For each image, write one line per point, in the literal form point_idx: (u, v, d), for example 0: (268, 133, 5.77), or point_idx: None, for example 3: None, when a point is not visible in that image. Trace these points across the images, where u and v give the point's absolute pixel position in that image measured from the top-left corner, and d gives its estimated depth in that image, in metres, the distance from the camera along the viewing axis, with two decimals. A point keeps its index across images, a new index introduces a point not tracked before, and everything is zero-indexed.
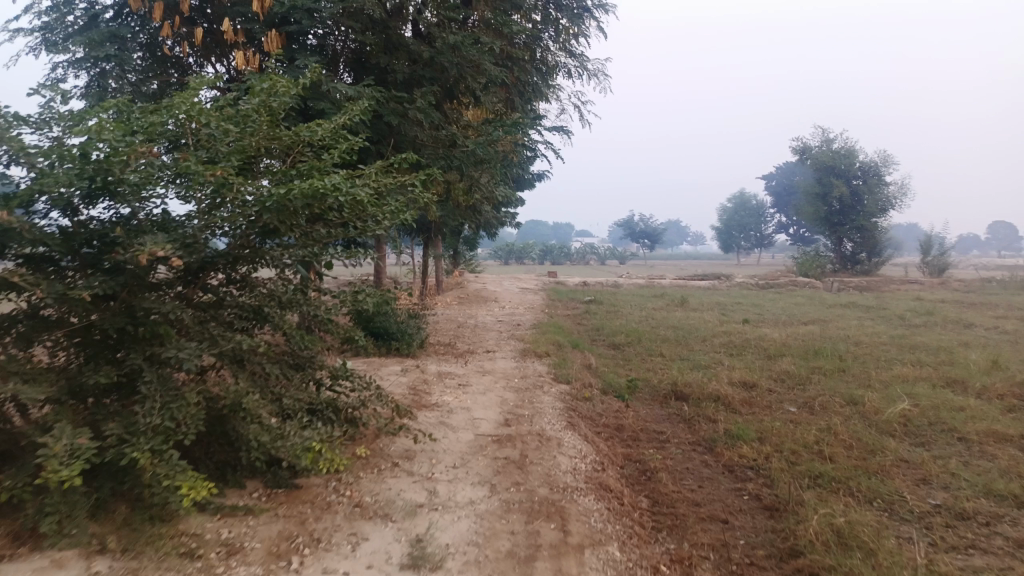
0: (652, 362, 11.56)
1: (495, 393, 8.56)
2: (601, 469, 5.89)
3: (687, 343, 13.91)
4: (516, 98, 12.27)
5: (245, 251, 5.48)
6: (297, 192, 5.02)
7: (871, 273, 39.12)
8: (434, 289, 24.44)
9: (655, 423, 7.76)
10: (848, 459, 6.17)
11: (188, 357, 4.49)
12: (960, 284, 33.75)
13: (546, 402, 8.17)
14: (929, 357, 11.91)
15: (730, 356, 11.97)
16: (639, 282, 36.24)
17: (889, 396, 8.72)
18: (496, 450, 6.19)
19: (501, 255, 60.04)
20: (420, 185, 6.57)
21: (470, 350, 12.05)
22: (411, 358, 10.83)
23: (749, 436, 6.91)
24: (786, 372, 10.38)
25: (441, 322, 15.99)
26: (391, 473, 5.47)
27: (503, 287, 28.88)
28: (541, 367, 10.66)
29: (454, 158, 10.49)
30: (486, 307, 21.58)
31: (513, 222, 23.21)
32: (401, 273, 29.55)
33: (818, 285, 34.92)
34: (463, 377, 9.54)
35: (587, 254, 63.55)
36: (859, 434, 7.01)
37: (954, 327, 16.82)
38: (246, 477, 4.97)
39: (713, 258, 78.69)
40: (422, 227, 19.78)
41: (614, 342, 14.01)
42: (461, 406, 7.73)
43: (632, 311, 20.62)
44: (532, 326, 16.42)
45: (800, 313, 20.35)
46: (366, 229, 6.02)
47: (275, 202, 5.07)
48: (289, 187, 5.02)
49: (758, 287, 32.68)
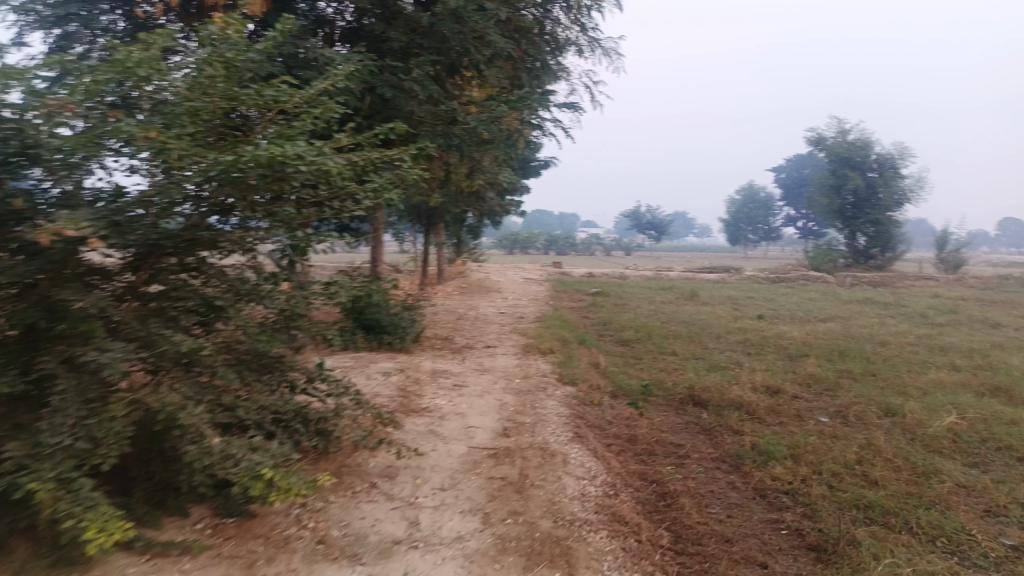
0: (666, 361, 10.71)
1: (494, 396, 7.74)
2: (613, 494, 5.07)
3: (700, 340, 13.07)
4: (523, 75, 11.39)
5: (200, 234, 4.61)
6: (249, 162, 4.16)
7: (885, 268, 38.10)
8: (435, 278, 23.64)
9: (672, 434, 6.94)
10: (898, 485, 5.33)
11: (112, 362, 3.66)
12: (976, 281, 32.73)
13: (549, 407, 7.35)
14: (964, 360, 11.02)
15: (749, 356, 11.13)
16: (647, 273, 35.39)
17: (931, 405, 7.87)
18: (492, 467, 5.38)
19: (506, 245, 59.18)
20: (407, 159, 5.71)
21: (468, 346, 11.22)
22: (404, 353, 10.02)
23: (781, 453, 6.08)
24: (812, 375, 9.54)
25: (440, 314, 15.19)
26: (367, 497, 4.67)
27: (507, 277, 28.02)
28: (545, 365, 9.82)
29: (454, 137, 9.62)
30: (488, 297, 20.78)
31: (519, 210, 22.36)
32: (402, 261, 28.75)
33: (830, 279, 33.98)
34: (460, 376, 8.72)
35: (592, 245, 62.65)
36: (906, 452, 6.16)
37: (981, 326, 15.94)
38: (191, 503, 4.18)
39: (720, 251, 77.79)
40: (422, 213, 18.91)
41: (622, 338, 13.15)
42: (455, 412, 6.91)
43: (640, 304, 19.76)
44: (537, 318, 15.60)
45: (816, 310, 19.43)
46: (342, 210, 5.22)
47: (225, 172, 4.21)
48: (241, 154, 4.16)
49: (769, 281, 31.80)
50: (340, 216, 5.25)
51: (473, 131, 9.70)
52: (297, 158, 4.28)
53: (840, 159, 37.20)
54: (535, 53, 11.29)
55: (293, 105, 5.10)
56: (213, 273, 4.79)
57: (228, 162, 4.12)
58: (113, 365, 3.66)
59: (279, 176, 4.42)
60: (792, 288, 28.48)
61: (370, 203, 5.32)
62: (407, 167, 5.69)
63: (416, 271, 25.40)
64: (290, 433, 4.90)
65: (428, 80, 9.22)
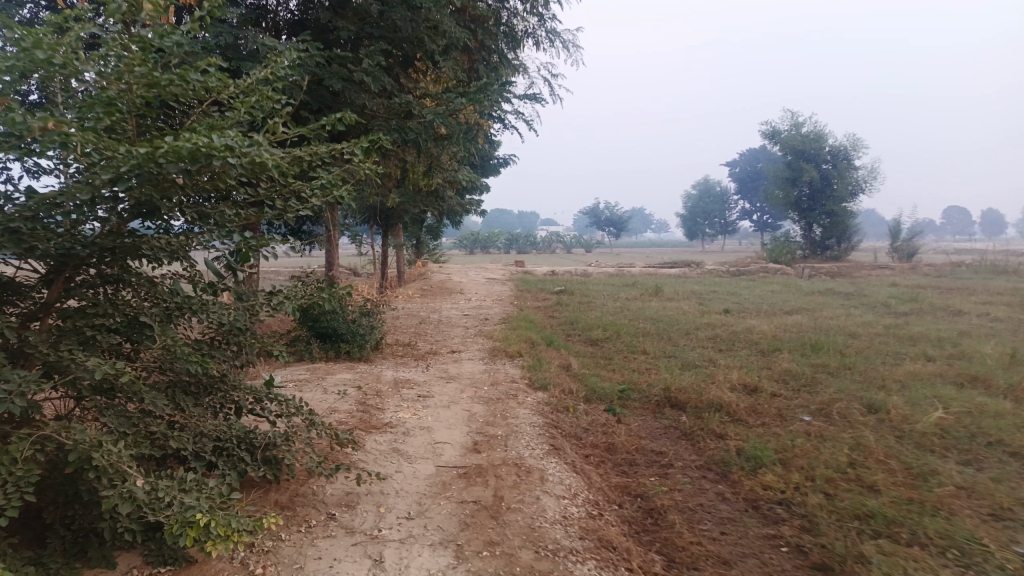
0: (637, 361, 10.35)
1: (461, 406, 7.24)
2: (597, 514, 4.64)
3: (670, 337, 12.76)
4: (481, 67, 10.88)
5: (122, 242, 4.01)
6: (169, 155, 3.57)
7: (841, 258, 38.62)
8: (395, 281, 23.01)
9: (652, 441, 6.55)
10: (896, 489, 5.02)
11: (9, 396, 3.08)
12: (931, 269, 33.30)
13: (521, 416, 6.89)
14: (936, 350, 10.90)
15: (721, 353, 10.83)
16: (610, 270, 35.28)
17: (912, 399, 7.63)
18: (463, 489, 4.91)
19: (468, 244, 58.65)
20: (359, 153, 5.18)
21: (432, 351, 10.70)
22: (364, 362, 9.46)
23: (769, 458, 5.74)
24: (788, 371, 9.26)
25: (402, 319, 14.61)
26: (324, 532, 4.17)
27: (469, 277, 27.48)
28: (514, 370, 9.36)
29: (410, 132, 9.09)
30: (451, 299, 20.23)
31: (479, 209, 21.85)
32: (361, 264, 27.99)
33: (790, 271, 34.23)
34: (424, 385, 8.21)
35: (553, 243, 62.46)
36: (896, 452, 5.88)
37: (944, 315, 15.99)
38: (119, 552, 3.61)
39: (679, 245, 78.36)
40: (380, 214, 18.29)
41: (591, 337, 12.79)
42: (420, 426, 6.41)
43: (606, 301, 19.45)
44: (501, 320, 15.14)
45: (781, 302, 19.37)
46: (286, 209, 4.70)
47: (139, 170, 3.60)
48: (158, 145, 3.56)
49: (730, 274, 31.94)
50: (283, 216, 4.73)
51: (429, 126, 9.18)
52: (225, 149, 3.69)
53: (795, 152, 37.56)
54: (493, 44, 10.80)
55: (226, 95, 4.53)
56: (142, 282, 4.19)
57: (145, 155, 3.52)
58: (10, 399, 3.08)
59: (208, 172, 3.85)
60: (754, 280, 28.59)
61: (318, 202, 4.80)
62: (359, 162, 5.16)
63: (375, 274, 24.71)
64: (234, 462, 4.34)
65: (380, 71, 8.68)
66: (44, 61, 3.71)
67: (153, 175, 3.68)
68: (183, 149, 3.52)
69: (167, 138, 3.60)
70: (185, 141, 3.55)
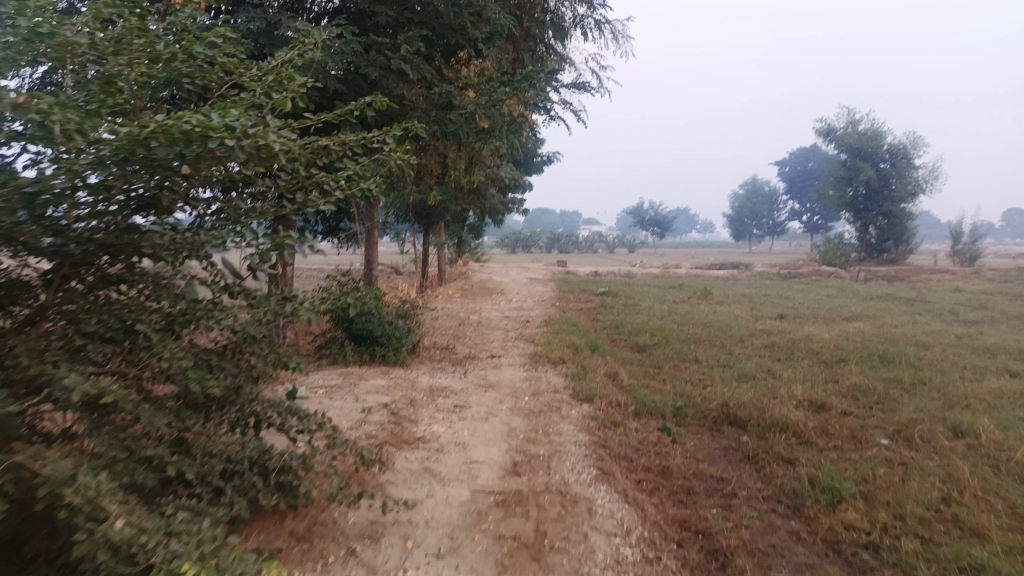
0: (689, 371, 9.67)
1: (500, 419, 6.70)
2: (654, 559, 4.06)
3: (723, 344, 12.03)
4: (527, 57, 10.31)
5: (120, 238, 3.50)
6: (158, 136, 3.08)
7: (899, 262, 36.94)
8: (436, 280, 22.64)
9: (710, 463, 5.92)
10: (1005, 535, 4.31)
11: None
12: (996, 273, 31.59)
13: (566, 432, 6.34)
14: (1019, 363, 9.97)
15: (780, 363, 10.09)
16: (655, 271, 34.41)
17: (1002, 421, 6.84)
18: (502, 520, 4.38)
19: (509, 243, 58.19)
20: (392, 142, 4.69)
21: (471, 356, 10.20)
22: (399, 366, 9.01)
23: (847, 489, 5.07)
24: (857, 385, 8.50)
25: (441, 320, 14.17)
26: (344, 572, 3.70)
27: (510, 277, 26.99)
28: (557, 379, 8.78)
29: (450, 124, 8.59)
30: (492, 299, 19.76)
31: (522, 207, 21.33)
32: (401, 262, 27.78)
33: (844, 274, 32.87)
34: (461, 394, 7.69)
35: (595, 243, 61.59)
36: (996, 487, 5.15)
37: (1019, 324, 14.88)
38: None
39: (724, 246, 76.68)
40: (421, 212, 17.89)
41: (638, 343, 12.14)
42: (456, 441, 5.90)
43: (652, 304, 18.73)
44: (544, 322, 14.58)
45: (839, 308, 18.37)
46: (307, 203, 4.24)
47: (124, 155, 3.13)
48: (146, 124, 3.06)
49: (781, 277, 30.78)
50: (305, 211, 4.23)
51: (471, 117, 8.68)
52: (226, 130, 3.16)
53: (851, 151, 36.05)
54: (539, 32, 10.23)
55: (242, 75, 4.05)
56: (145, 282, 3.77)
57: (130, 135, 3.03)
58: None
59: (210, 159, 3.32)
60: (807, 284, 27.44)
61: (343, 195, 4.34)
62: (391, 152, 4.68)
63: (415, 272, 24.38)
64: (243, 487, 3.91)
65: (420, 59, 8.21)
66: (27, 30, 3.22)
67: (145, 160, 3.20)
68: (173, 129, 3.05)
69: (157, 117, 3.12)
70: (177, 120, 3.05)
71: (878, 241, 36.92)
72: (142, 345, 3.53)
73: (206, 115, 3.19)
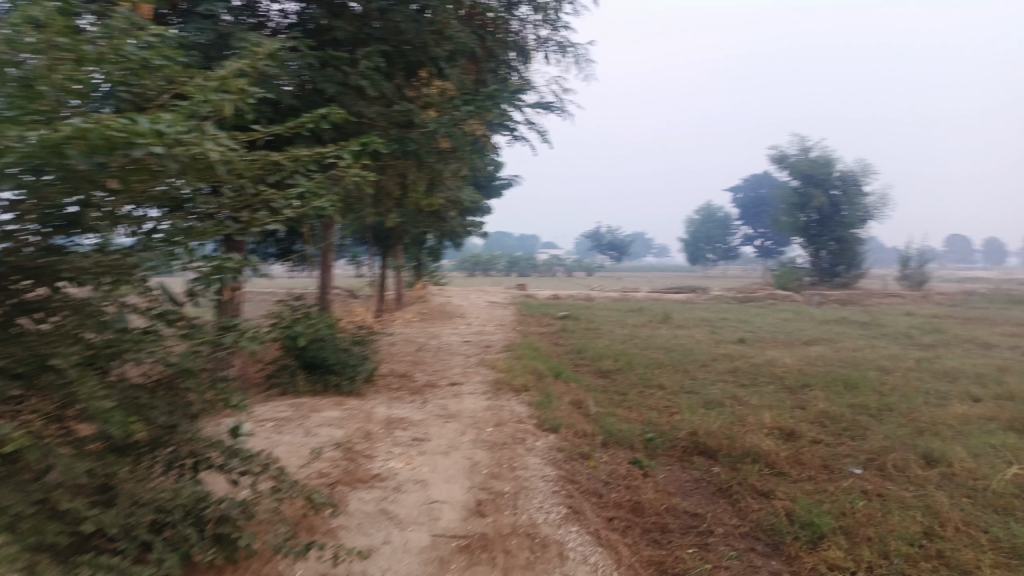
0: (656, 397, 9.46)
1: (461, 452, 6.34)
2: None
3: (686, 370, 11.86)
4: (489, 77, 10.11)
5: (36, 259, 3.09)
6: (75, 143, 2.70)
7: (850, 285, 37.76)
8: (393, 304, 22.13)
9: (682, 497, 5.67)
10: (991, 571, 4.13)
11: None
12: (943, 297, 32.42)
13: (531, 465, 6.01)
14: (979, 388, 10.00)
15: (746, 389, 9.94)
16: (614, 294, 34.47)
17: (972, 448, 6.75)
18: (464, 568, 4.04)
19: (468, 267, 57.86)
20: (347, 158, 4.38)
21: (431, 384, 9.83)
22: (354, 396, 8.57)
23: (826, 524, 4.86)
24: (824, 412, 8.37)
25: (398, 346, 13.72)
26: None
27: (469, 301, 26.61)
28: (520, 407, 8.46)
29: (410, 143, 8.29)
30: (451, 324, 19.35)
31: (481, 230, 21.05)
32: (357, 285, 27.18)
33: (798, 298, 33.35)
34: (421, 425, 7.31)
35: (554, 266, 61.62)
36: (975, 519, 4.99)
37: (973, 348, 15.10)
38: None
39: (681, 270, 77.61)
40: (378, 234, 17.48)
41: (601, 369, 11.91)
42: (415, 478, 5.52)
43: (613, 328, 18.58)
44: (505, 347, 14.25)
45: (798, 332, 18.48)
46: (253, 222, 3.90)
47: (37, 165, 2.73)
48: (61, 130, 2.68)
49: (737, 301, 31.08)
50: (250, 230, 3.88)
51: (431, 137, 8.40)
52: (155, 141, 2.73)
53: (803, 177, 36.85)
54: (501, 52, 10.05)
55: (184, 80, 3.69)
56: (65, 311, 3.23)
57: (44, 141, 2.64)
58: None
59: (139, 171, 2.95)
60: (764, 308, 27.74)
61: (293, 215, 4.01)
62: (346, 169, 4.37)
63: (373, 296, 23.86)
64: (175, 540, 3.51)
65: (379, 76, 7.91)
66: None
67: (63, 171, 2.79)
68: (93, 135, 2.70)
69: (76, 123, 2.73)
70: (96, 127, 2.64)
71: (830, 266, 37.71)
72: (59, 383, 3.06)
73: (132, 121, 2.80)
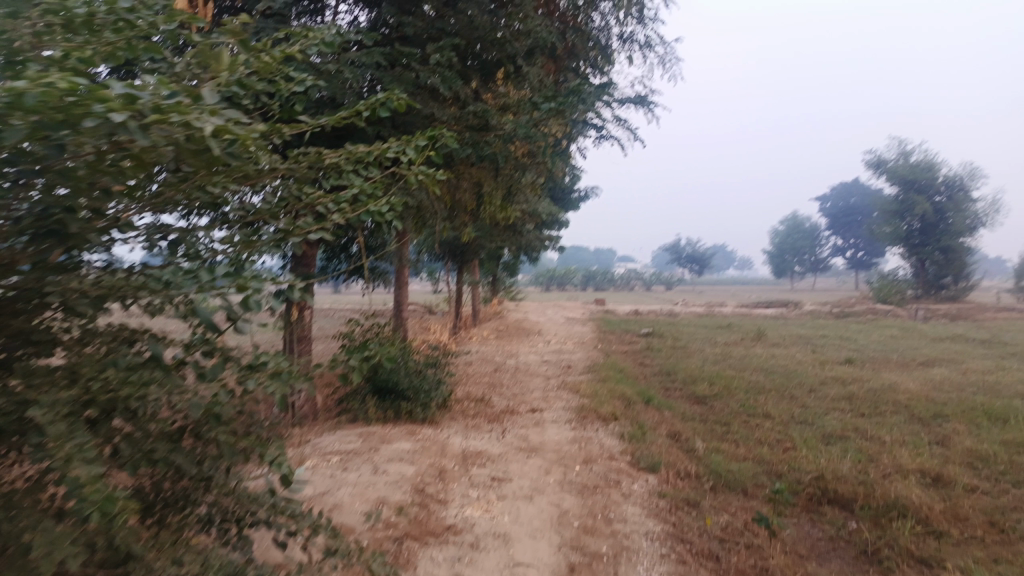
0: (763, 430, 8.34)
1: (547, 497, 5.50)
2: None
3: (793, 395, 10.63)
4: (569, 77, 9.31)
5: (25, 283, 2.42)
6: (11, 109, 1.87)
7: (959, 299, 34.84)
8: (470, 321, 21.57)
9: (819, 562, 4.64)
10: None
11: None
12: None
13: (630, 516, 5.11)
14: None
15: (868, 422, 8.68)
16: (698, 310, 32.94)
17: None
18: None
19: (544, 283, 57.09)
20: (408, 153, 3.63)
21: (510, 410, 9.03)
22: (426, 424, 7.87)
23: None
24: (973, 450, 7.07)
25: (476, 367, 13.03)
26: None
27: (547, 317, 25.79)
28: (610, 440, 7.54)
29: (487, 147, 7.54)
30: (529, 341, 18.59)
31: (559, 245, 20.24)
32: (433, 302, 26.80)
33: (901, 313, 30.95)
34: (500, 461, 6.51)
35: (632, 281, 60.18)
36: None
37: None
38: None
39: (765, 283, 74.53)
40: (454, 250, 16.95)
41: (696, 394, 10.82)
42: (494, 532, 4.72)
43: (703, 346, 17.35)
44: (587, 368, 13.34)
45: (912, 351, 16.74)
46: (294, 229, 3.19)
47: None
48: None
49: (833, 317, 29.04)
50: (291, 241, 3.17)
51: (509, 141, 7.63)
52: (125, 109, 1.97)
53: (902, 183, 34.36)
54: (583, 49, 9.23)
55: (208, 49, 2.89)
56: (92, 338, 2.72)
57: None
58: None
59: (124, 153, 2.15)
60: (866, 324, 25.75)
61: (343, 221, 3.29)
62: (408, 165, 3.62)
63: (449, 313, 23.37)
64: None
65: (452, 74, 7.24)
66: None
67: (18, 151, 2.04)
68: (29, 100, 1.83)
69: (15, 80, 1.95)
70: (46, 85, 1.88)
71: (936, 277, 34.93)
72: (35, 444, 2.28)
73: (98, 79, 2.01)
